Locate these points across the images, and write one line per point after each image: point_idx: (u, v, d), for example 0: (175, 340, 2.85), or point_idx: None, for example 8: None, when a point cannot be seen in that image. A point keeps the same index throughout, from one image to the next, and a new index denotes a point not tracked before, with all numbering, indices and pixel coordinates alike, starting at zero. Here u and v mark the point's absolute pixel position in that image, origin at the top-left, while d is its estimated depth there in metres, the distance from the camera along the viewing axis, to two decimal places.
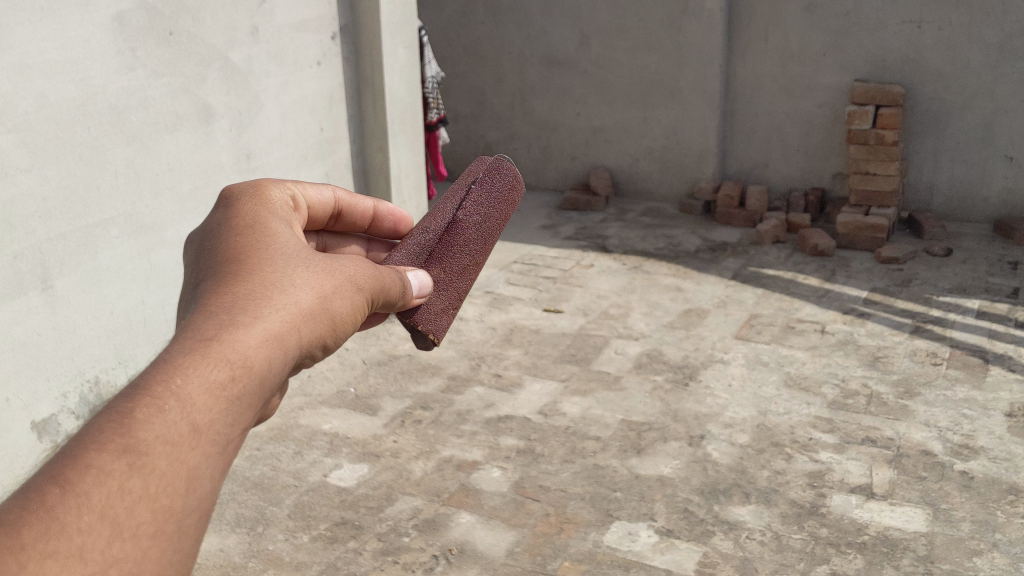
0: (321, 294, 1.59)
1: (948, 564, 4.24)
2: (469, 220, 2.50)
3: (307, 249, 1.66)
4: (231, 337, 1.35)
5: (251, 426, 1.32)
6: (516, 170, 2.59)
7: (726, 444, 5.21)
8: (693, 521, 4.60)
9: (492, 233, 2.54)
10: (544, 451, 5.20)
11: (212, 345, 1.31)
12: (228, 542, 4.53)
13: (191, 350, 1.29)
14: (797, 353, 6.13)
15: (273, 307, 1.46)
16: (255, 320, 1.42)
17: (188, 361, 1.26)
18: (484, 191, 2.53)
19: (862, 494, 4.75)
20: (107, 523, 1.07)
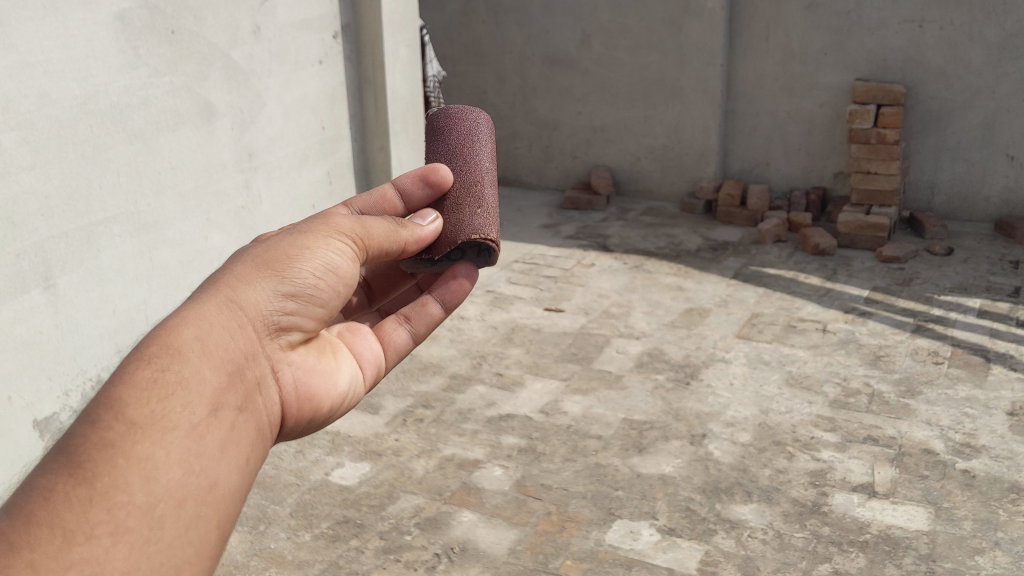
0: (188, 325, 1.68)
1: (950, 563, 4.24)
2: (460, 152, 2.74)
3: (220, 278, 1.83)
4: (120, 382, 1.54)
5: (167, 436, 1.51)
6: (473, 109, 2.87)
7: (727, 443, 5.21)
8: (695, 519, 4.60)
9: (481, 149, 2.77)
10: (545, 450, 5.20)
11: (103, 399, 1.51)
12: (230, 541, 4.53)
13: (88, 413, 1.50)
14: (798, 352, 6.13)
15: (123, 370, 1.57)
16: (152, 356, 1.59)
17: (76, 427, 1.47)
18: (455, 127, 2.80)
19: (864, 493, 4.75)
20: (46, 553, 1.32)
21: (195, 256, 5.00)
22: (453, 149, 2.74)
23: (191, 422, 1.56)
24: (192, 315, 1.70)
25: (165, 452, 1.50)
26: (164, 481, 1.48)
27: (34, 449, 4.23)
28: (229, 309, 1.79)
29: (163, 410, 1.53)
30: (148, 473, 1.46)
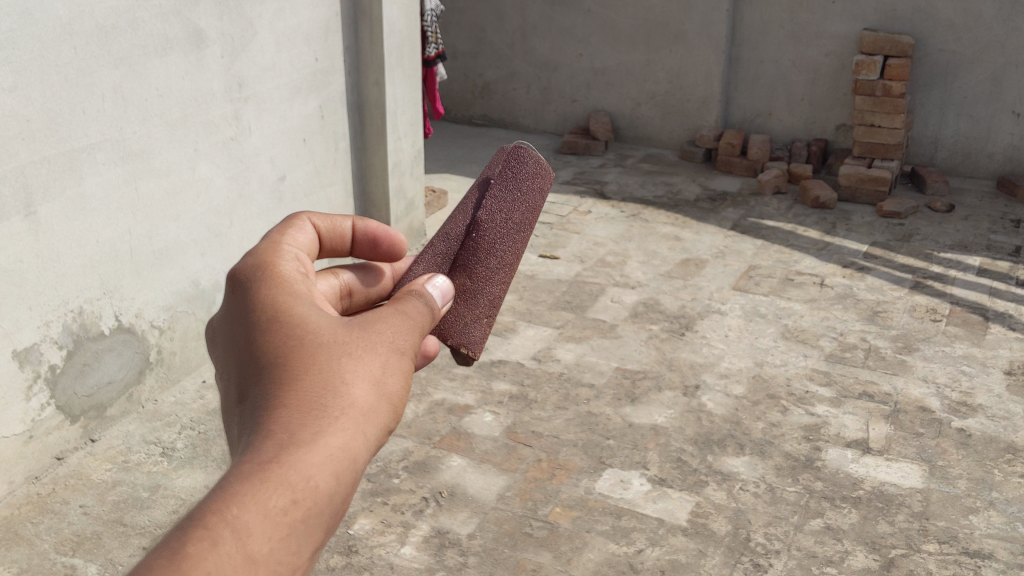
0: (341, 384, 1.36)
1: (943, 521, 4.20)
2: (490, 218, 2.09)
3: (366, 325, 1.50)
4: (296, 456, 1.25)
5: (288, 518, 1.21)
6: (539, 158, 2.14)
7: (721, 395, 5.14)
8: (686, 470, 4.54)
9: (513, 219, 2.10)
10: (537, 397, 5.12)
11: (274, 468, 1.22)
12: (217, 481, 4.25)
13: (251, 470, 1.21)
14: (794, 305, 6.05)
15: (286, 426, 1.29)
16: (313, 428, 1.29)
17: (245, 490, 1.18)
18: (512, 189, 2.10)
19: (858, 449, 4.69)
20: None
21: (182, 187, 4.84)
22: (495, 224, 2.09)
23: (355, 446, 1.33)
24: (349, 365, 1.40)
25: (318, 451, 1.27)
26: (321, 501, 1.26)
27: (12, 380, 4.10)
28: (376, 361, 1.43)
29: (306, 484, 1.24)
30: (295, 492, 1.22)
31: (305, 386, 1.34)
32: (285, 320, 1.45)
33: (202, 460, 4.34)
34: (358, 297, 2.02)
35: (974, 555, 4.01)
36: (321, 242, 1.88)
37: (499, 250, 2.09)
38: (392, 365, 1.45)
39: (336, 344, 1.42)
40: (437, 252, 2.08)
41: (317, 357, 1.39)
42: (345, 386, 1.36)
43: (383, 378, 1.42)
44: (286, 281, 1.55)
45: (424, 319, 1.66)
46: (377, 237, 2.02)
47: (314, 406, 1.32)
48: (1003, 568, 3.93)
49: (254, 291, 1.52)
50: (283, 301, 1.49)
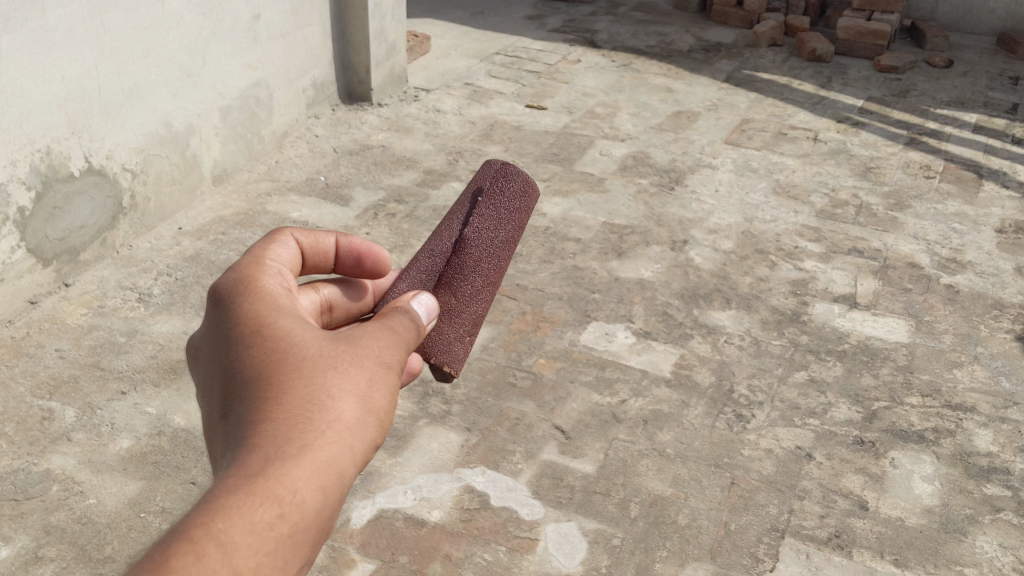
0: (327, 397, 1.38)
1: (928, 375, 4.20)
2: (478, 235, 2.04)
3: (351, 338, 1.51)
4: (281, 470, 1.27)
5: (273, 531, 1.23)
6: (527, 173, 2.12)
7: (709, 250, 5.06)
8: (671, 324, 4.49)
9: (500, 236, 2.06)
10: (522, 250, 5.02)
11: (260, 480, 1.24)
12: (194, 325, 4.11)
13: (237, 484, 1.23)
14: (786, 160, 5.92)
15: (272, 439, 1.30)
16: (299, 442, 1.31)
17: (230, 504, 1.20)
18: (500, 203, 2.06)
19: (845, 304, 4.65)
20: None
21: (151, 23, 4.59)
22: (482, 243, 2.04)
23: (341, 461, 1.35)
24: (334, 379, 1.41)
25: (303, 465, 1.29)
26: (307, 518, 1.27)
27: None
28: (362, 373, 1.45)
29: (290, 496, 1.26)
30: (280, 506, 1.24)
31: (290, 399, 1.36)
32: (270, 336, 1.46)
33: (179, 306, 4.25)
34: (339, 311, 1.97)
35: (956, 408, 4.03)
36: (304, 258, 1.84)
37: (485, 269, 2.04)
38: (380, 379, 1.47)
39: (322, 359, 1.43)
40: (422, 266, 2.03)
41: (303, 372, 1.40)
42: (330, 400, 1.38)
43: (370, 392, 1.44)
44: (269, 294, 1.56)
45: (412, 332, 1.66)
46: (362, 254, 1.96)
47: (300, 420, 1.34)
48: (984, 421, 3.96)
49: (238, 307, 1.53)
50: (269, 316, 1.50)
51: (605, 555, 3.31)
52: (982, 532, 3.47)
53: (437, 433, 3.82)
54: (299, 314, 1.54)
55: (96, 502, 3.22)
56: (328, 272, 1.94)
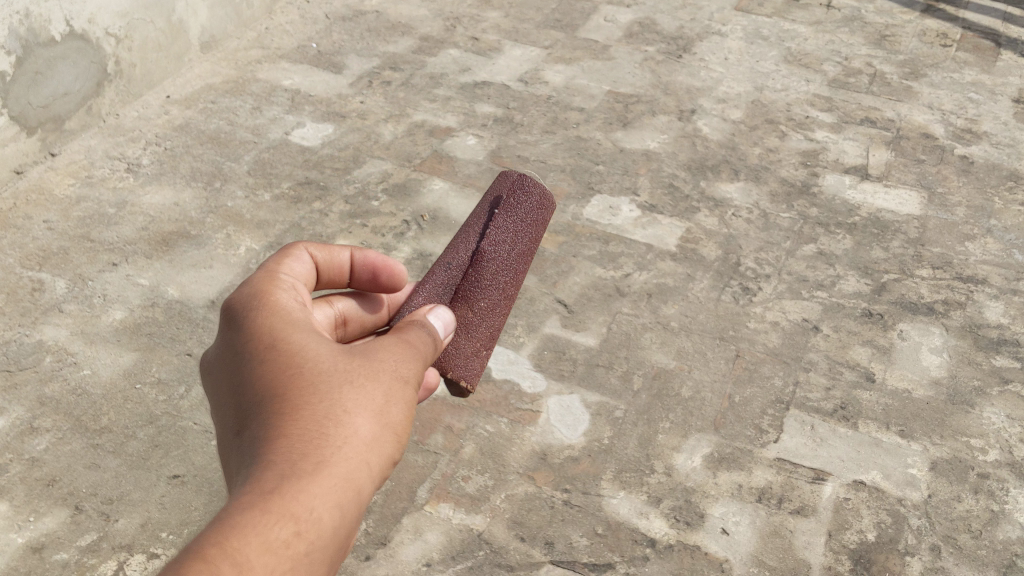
0: (343, 414, 1.46)
1: (939, 248, 4.11)
2: (495, 250, 2.07)
3: (367, 354, 1.58)
4: (302, 483, 1.34)
5: (297, 544, 1.30)
6: (545, 186, 2.17)
7: (717, 120, 4.89)
8: (678, 197, 4.36)
9: (515, 249, 2.09)
10: (523, 121, 4.81)
11: (283, 493, 1.31)
12: (184, 196, 3.99)
13: (261, 494, 1.30)
14: (798, 27, 5.69)
15: (292, 453, 1.38)
16: (317, 458, 1.38)
17: (256, 514, 1.27)
18: (517, 215, 2.09)
19: (856, 176, 4.52)
20: None
21: None
22: (498, 257, 2.07)
23: (359, 475, 1.42)
24: (350, 396, 1.49)
25: (322, 479, 1.36)
26: (327, 528, 1.34)
27: None
28: (378, 390, 1.52)
29: (311, 507, 1.33)
30: (301, 518, 1.31)
31: (308, 417, 1.43)
32: (288, 354, 1.53)
33: (169, 176, 4.12)
34: (354, 323, 2.00)
35: (967, 281, 3.96)
36: (319, 273, 1.90)
37: (500, 282, 2.08)
38: (394, 395, 1.54)
39: (338, 376, 1.51)
40: (440, 280, 2.05)
41: (320, 390, 1.48)
42: (345, 417, 1.45)
43: (385, 409, 1.51)
44: (285, 311, 1.64)
45: (425, 346, 1.73)
46: (376, 267, 1.99)
47: (317, 436, 1.41)
48: (996, 294, 3.90)
49: (256, 326, 1.60)
50: (286, 334, 1.57)
51: (608, 428, 3.27)
52: (989, 403, 3.44)
53: None
54: (315, 332, 1.61)
55: (90, 373, 3.16)
56: (342, 285, 1.98)
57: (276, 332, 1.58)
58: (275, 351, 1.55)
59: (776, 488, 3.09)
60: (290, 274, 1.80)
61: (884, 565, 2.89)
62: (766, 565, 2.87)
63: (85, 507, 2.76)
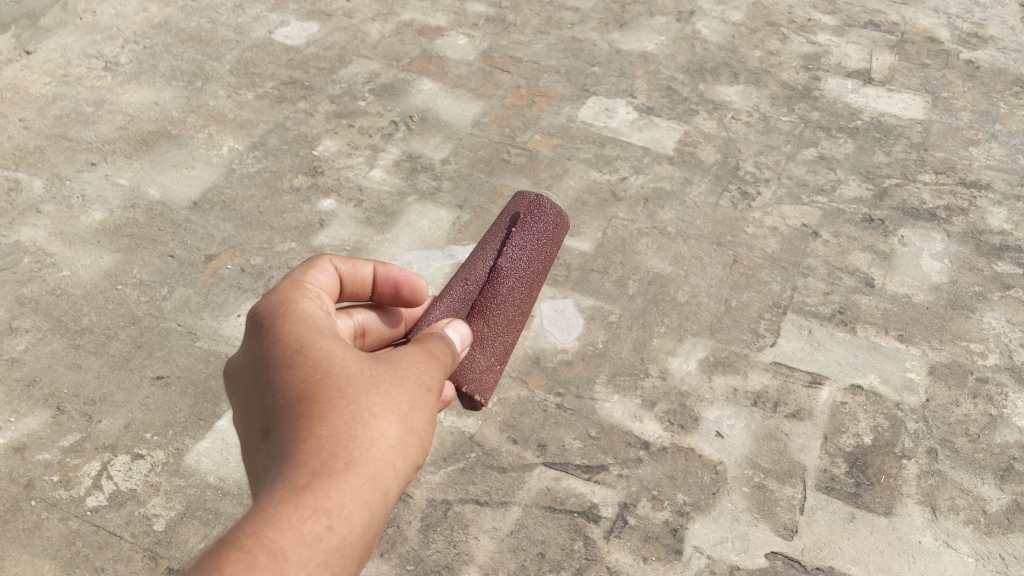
0: (371, 415, 1.26)
1: (942, 154, 4.03)
2: (514, 265, 1.93)
3: (391, 358, 1.39)
4: (331, 483, 1.15)
5: (326, 552, 1.10)
6: (559, 211, 2.09)
7: (717, 21, 4.79)
8: (676, 100, 4.22)
9: (530, 266, 1.97)
10: (516, 21, 4.65)
11: (309, 493, 1.12)
12: (164, 96, 3.85)
13: (287, 494, 1.10)
14: None
15: (317, 452, 1.18)
16: (346, 460, 1.19)
17: (282, 514, 1.07)
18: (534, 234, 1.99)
19: (859, 80, 4.41)
20: None
21: None
22: (513, 276, 1.92)
23: (388, 481, 1.23)
24: (376, 397, 1.29)
25: (352, 481, 1.17)
26: (357, 537, 1.15)
27: None
28: (404, 392, 1.33)
29: (340, 509, 1.13)
30: (330, 517, 1.12)
31: (334, 416, 1.24)
32: (309, 354, 1.33)
33: (148, 75, 3.97)
34: (372, 335, 1.76)
35: (969, 187, 3.90)
36: (341, 287, 1.65)
37: (515, 302, 1.91)
38: (421, 403, 1.35)
39: (364, 376, 1.31)
40: (457, 292, 1.87)
41: (346, 390, 1.28)
42: (374, 418, 1.26)
43: (413, 414, 1.31)
44: (301, 309, 1.44)
45: (446, 358, 1.53)
46: (399, 281, 1.72)
47: (344, 437, 1.22)
48: (999, 200, 3.84)
49: (273, 325, 1.40)
50: (306, 332, 1.37)
51: (602, 332, 3.20)
52: (989, 308, 3.39)
53: (427, 211, 3.45)
54: (336, 332, 1.41)
55: (70, 274, 3.07)
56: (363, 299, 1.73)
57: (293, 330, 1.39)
58: (292, 349, 1.35)
59: (772, 392, 3.04)
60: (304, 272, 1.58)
61: (880, 468, 2.86)
62: (762, 468, 2.83)
63: (67, 408, 2.70)
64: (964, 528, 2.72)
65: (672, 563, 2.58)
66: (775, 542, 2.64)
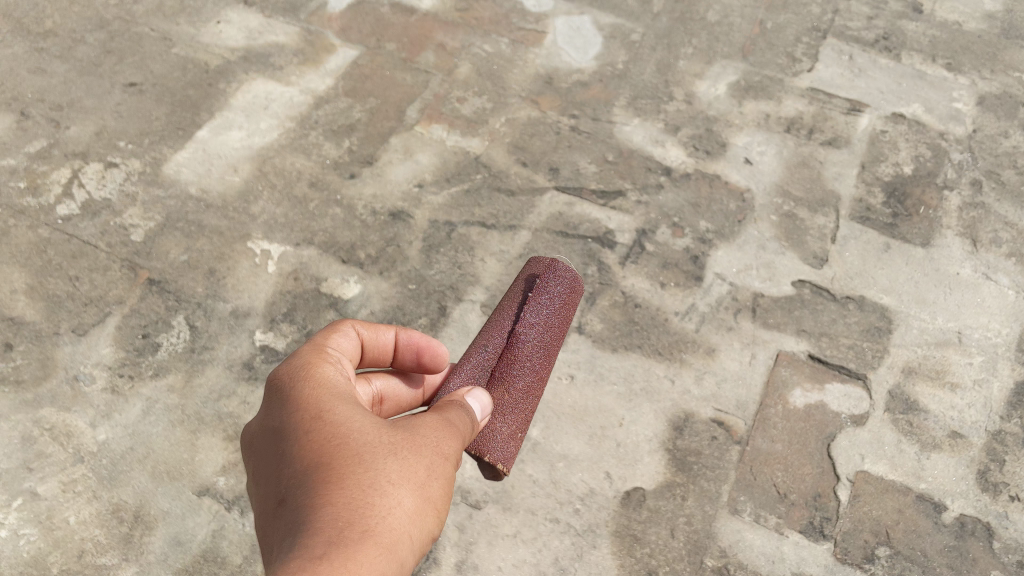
0: (387, 485, 1.03)
1: None
2: (536, 323, 1.46)
3: (406, 422, 1.15)
4: (345, 553, 0.91)
5: None
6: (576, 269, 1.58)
7: None
8: None
9: (555, 323, 1.49)
10: None
11: (321, 563, 0.88)
12: None
13: (293, 568, 0.87)
14: None
15: (327, 521, 0.95)
16: (363, 534, 0.96)
17: None
18: (560, 287, 1.51)
19: None
20: None
21: None
22: (536, 335, 1.46)
23: (402, 558, 0.98)
24: (392, 463, 1.07)
25: (368, 553, 0.94)
26: None
27: None
28: (422, 459, 1.10)
29: None
30: None
31: (348, 484, 1.02)
32: (324, 421, 1.12)
33: None
34: (389, 404, 1.47)
35: None
36: (358, 355, 1.38)
37: (537, 364, 1.46)
38: (441, 476, 1.11)
39: (382, 442, 1.09)
40: (474, 364, 1.43)
41: (363, 456, 1.06)
42: (389, 487, 1.03)
43: (430, 483, 1.09)
44: (318, 377, 1.21)
45: (470, 423, 1.25)
46: (421, 345, 1.44)
47: (357, 508, 0.99)
48: None
49: (287, 394, 1.19)
50: (323, 400, 1.15)
51: (622, 52, 2.95)
52: None
53: None
54: (357, 402, 1.19)
55: None
56: (381, 364, 1.45)
57: (305, 399, 1.17)
58: (302, 424, 1.13)
59: (808, 119, 2.80)
60: (322, 333, 1.35)
61: (919, 200, 2.64)
62: (792, 197, 2.60)
63: (32, 113, 2.50)
64: (1005, 262, 2.53)
65: (691, 289, 2.40)
66: (803, 271, 2.45)
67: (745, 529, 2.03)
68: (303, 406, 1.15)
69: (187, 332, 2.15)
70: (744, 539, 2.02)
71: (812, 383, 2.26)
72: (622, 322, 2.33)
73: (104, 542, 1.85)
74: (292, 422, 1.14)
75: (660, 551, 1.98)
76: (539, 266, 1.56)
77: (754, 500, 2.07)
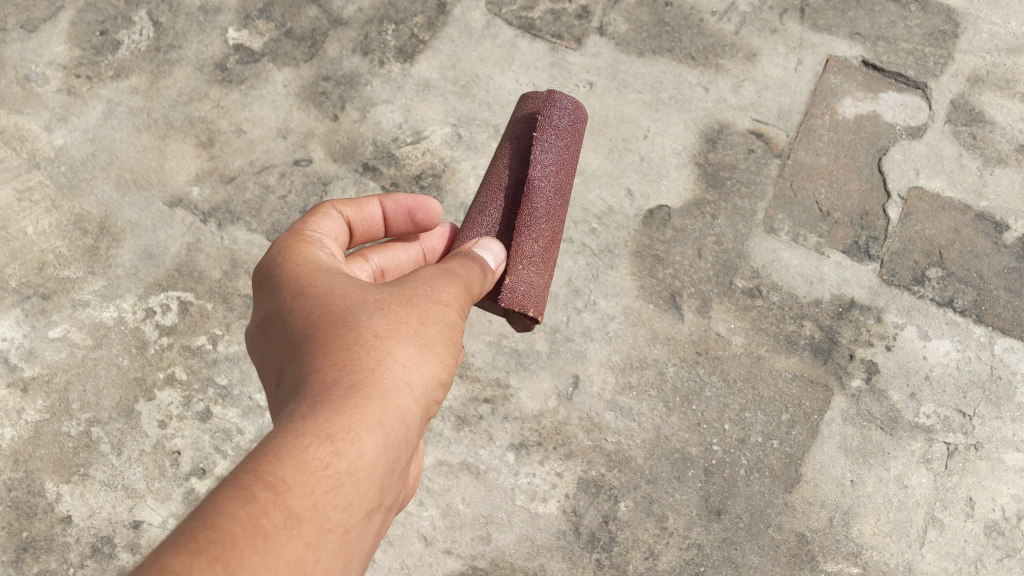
0: (376, 343, 0.85)
1: None
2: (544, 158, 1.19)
3: (404, 281, 0.95)
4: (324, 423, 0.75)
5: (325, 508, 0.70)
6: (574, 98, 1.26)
7: None
8: None
9: (561, 155, 1.21)
10: None
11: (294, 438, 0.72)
12: None
13: (258, 450, 0.71)
14: None
15: (306, 395, 0.79)
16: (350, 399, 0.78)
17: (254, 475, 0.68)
18: (557, 115, 1.22)
19: None
20: None
21: None
22: (546, 170, 1.18)
23: (398, 424, 0.81)
24: (381, 320, 0.88)
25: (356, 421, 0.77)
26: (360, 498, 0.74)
27: None
28: (419, 308, 0.91)
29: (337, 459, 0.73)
30: (330, 473, 0.72)
31: (331, 351, 0.84)
32: (306, 293, 0.93)
33: None
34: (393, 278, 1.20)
35: None
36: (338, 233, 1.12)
37: (554, 204, 1.19)
38: (444, 326, 0.92)
39: (367, 304, 0.90)
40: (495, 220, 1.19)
41: (349, 318, 0.88)
42: (378, 347, 0.85)
43: (430, 331, 0.90)
44: (305, 243, 1.02)
45: (481, 275, 1.04)
46: (410, 205, 1.15)
47: (341, 373, 0.81)
48: None
49: (269, 281, 0.99)
50: (304, 272, 0.96)
51: None
52: None
53: None
54: (348, 273, 0.98)
55: None
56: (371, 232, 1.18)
57: (290, 269, 0.98)
58: (286, 300, 0.94)
59: None
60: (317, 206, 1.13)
61: None
62: None
63: None
64: None
65: None
66: None
67: (781, 249, 1.81)
68: (287, 278, 0.97)
69: (151, 29, 1.90)
70: (781, 260, 1.80)
71: (865, 92, 1.98)
72: (650, 24, 2.02)
73: (67, 254, 1.68)
74: (277, 299, 0.96)
75: (686, 272, 1.77)
76: (531, 105, 1.26)
77: (793, 219, 1.84)
